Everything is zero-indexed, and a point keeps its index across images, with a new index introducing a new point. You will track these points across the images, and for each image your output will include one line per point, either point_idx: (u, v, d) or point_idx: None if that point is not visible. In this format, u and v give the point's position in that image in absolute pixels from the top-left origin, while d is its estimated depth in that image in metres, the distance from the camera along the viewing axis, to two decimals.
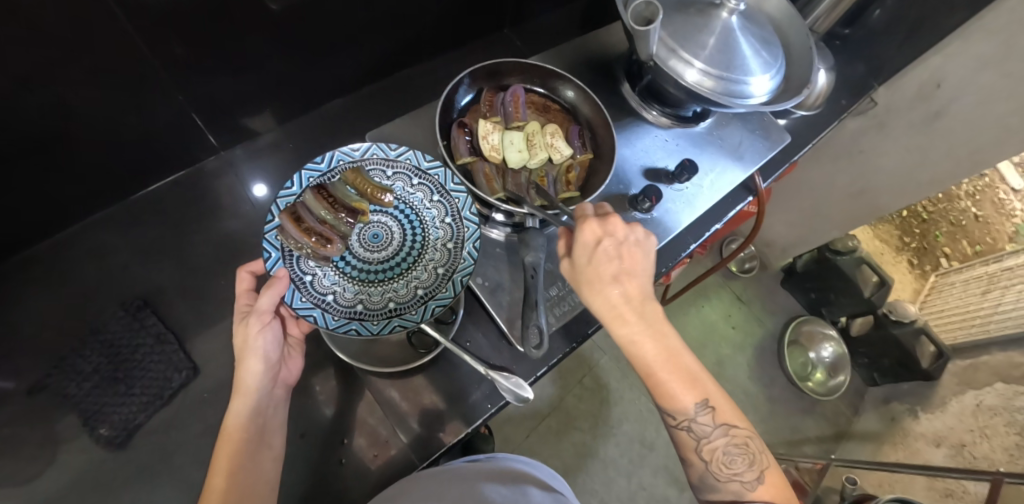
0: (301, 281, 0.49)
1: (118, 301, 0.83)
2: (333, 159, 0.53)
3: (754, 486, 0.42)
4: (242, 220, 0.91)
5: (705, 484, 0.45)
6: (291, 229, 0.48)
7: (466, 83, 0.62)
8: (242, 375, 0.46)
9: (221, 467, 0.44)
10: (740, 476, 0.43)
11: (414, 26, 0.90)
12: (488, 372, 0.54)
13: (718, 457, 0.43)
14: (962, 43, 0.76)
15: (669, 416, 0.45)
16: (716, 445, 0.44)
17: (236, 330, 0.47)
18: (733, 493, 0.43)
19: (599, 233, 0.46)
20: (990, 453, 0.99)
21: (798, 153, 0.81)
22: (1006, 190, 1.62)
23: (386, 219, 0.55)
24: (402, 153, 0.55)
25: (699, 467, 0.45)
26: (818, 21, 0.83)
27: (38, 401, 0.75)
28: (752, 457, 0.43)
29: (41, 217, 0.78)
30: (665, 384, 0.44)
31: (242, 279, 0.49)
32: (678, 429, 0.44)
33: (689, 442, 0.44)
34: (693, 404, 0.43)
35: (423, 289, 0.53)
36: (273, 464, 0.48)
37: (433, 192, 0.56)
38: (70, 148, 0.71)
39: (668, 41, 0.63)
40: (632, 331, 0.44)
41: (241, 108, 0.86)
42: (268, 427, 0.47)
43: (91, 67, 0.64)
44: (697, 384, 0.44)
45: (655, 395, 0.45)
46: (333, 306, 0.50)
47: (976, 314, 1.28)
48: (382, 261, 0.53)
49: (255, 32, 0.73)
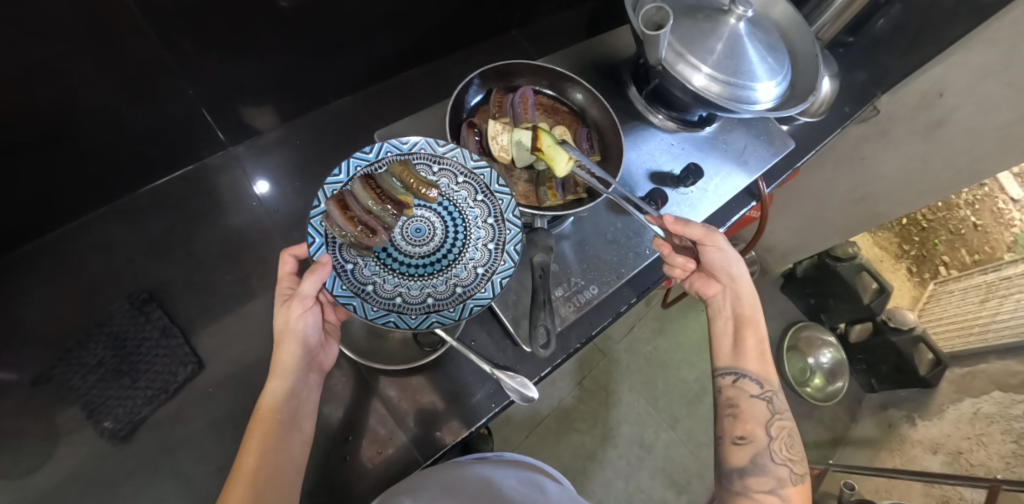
0: (343, 268, 0.49)
1: (123, 295, 0.83)
2: (382, 150, 0.54)
3: (796, 478, 0.49)
4: (247, 216, 0.91)
5: (756, 465, 0.48)
6: (338, 217, 0.48)
7: (476, 83, 0.63)
8: (281, 356, 0.46)
9: (254, 444, 0.43)
10: (793, 463, 0.49)
11: (422, 25, 0.91)
12: (494, 372, 0.54)
13: (780, 439, 0.50)
14: (964, 54, 0.76)
15: (756, 383, 0.52)
16: (782, 426, 0.51)
17: (276, 312, 0.47)
18: (782, 475, 0.48)
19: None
20: (987, 460, 1.00)
21: (801, 160, 0.82)
22: (1006, 199, 1.64)
23: (429, 215, 0.55)
24: (450, 151, 0.55)
25: (759, 443, 0.49)
26: (823, 28, 0.84)
27: (43, 392, 0.75)
28: (801, 451, 0.51)
29: (49, 208, 0.78)
30: (756, 352, 0.54)
31: (286, 262, 0.48)
32: (757, 397, 0.52)
33: (762, 414, 0.51)
34: (773, 379, 0.53)
35: (462, 287, 0.53)
36: (302, 448, 0.46)
37: (476, 192, 0.56)
38: (79, 139, 0.71)
39: (677, 46, 0.64)
40: (750, 302, 0.55)
41: (249, 104, 0.86)
42: (301, 410, 0.47)
43: (104, 60, 0.65)
44: (772, 371, 0.53)
45: (745, 359, 0.54)
46: (373, 297, 0.50)
47: (973, 322, 1.29)
48: (422, 257, 0.53)
49: (266, 28, 0.74)
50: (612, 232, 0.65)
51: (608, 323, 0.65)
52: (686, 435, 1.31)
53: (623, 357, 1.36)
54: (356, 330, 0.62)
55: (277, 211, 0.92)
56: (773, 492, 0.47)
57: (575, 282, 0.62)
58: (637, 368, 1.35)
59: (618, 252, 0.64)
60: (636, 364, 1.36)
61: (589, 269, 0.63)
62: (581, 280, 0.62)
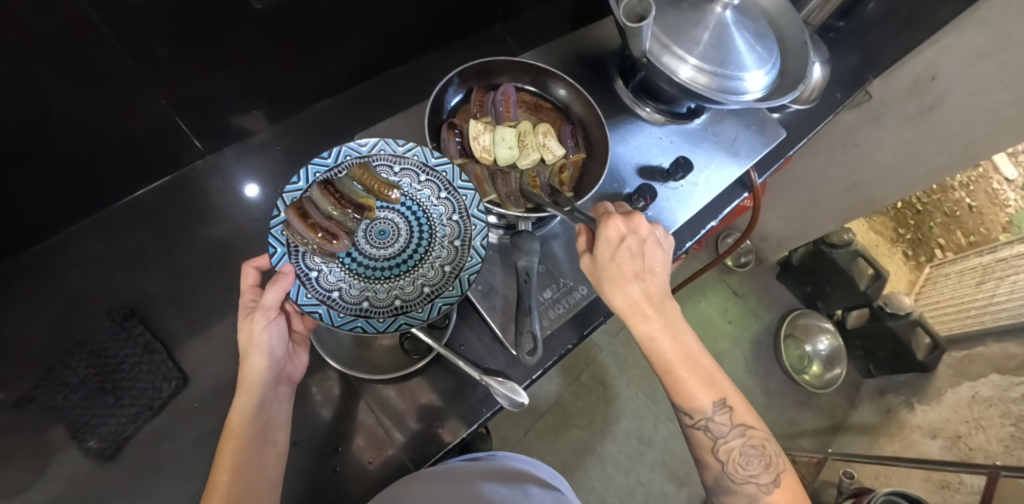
0: (307, 277, 0.48)
1: (106, 310, 0.81)
2: (341, 154, 0.51)
3: (767, 490, 0.44)
4: (231, 224, 0.90)
5: (720, 487, 0.46)
6: (297, 225, 0.47)
7: (455, 83, 0.61)
8: (247, 370, 0.46)
9: (226, 462, 0.44)
10: (757, 477, 0.44)
11: (403, 22, 0.89)
12: (483, 378, 0.53)
13: (734, 458, 0.45)
14: (956, 36, 0.75)
15: (687, 415, 0.46)
16: (733, 445, 0.45)
17: (239, 326, 0.47)
18: (749, 494, 0.44)
19: (623, 232, 0.45)
20: (985, 444, 1.01)
21: (793, 148, 0.80)
22: (1000, 180, 1.57)
23: (392, 216, 0.54)
24: (410, 149, 0.54)
25: (714, 468, 0.46)
26: (812, 14, 0.82)
27: (27, 413, 0.74)
28: (768, 459, 0.44)
29: (24, 226, 0.76)
30: (683, 383, 0.45)
31: (247, 274, 0.48)
32: (695, 428, 0.46)
33: (706, 442, 0.46)
34: (709, 402, 0.45)
35: (429, 287, 0.52)
36: (276, 461, 0.47)
37: (440, 189, 0.54)
38: (52, 155, 0.70)
39: (662, 37, 0.62)
40: (652, 329, 0.45)
41: (228, 110, 0.84)
42: (272, 425, 0.47)
43: (74, 72, 0.63)
44: (714, 385, 0.45)
45: (671, 392, 0.46)
46: (339, 303, 0.49)
47: (970, 305, 1.28)
48: (387, 259, 0.52)
49: (241, 32, 0.72)
50: None
51: (602, 321, 0.63)
52: None
53: (620, 352, 1.35)
54: (343, 339, 0.61)
55: (261, 218, 0.90)
56: None
57: (565, 283, 0.60)
58: (634, 362, 1.35)
59: None
60: (632, 359, 1.35)
61: (580, 269, 0.61)
62: (572, 280, 0.61)
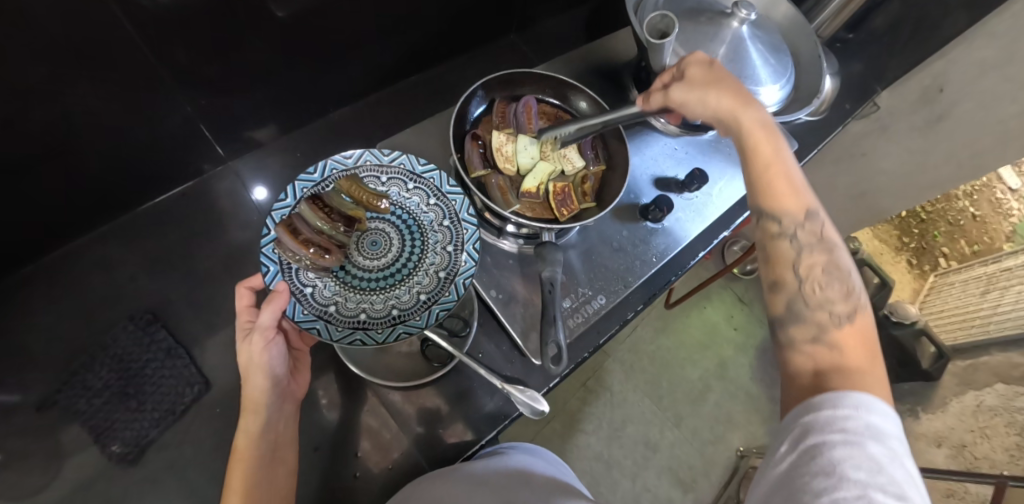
0: (301, 292, 0.50)
1: (126, 315, 0.82)
2: (326, 169, 0.54)
3: (842, 321, 0.37)
4: (250, 230, 0.90)
5: (791, 315, 0.39)
6: (289, 242, 0.48)
7: (479, 94, 0.62)
8: (249, 392, 0.47)
9: (235, 486, 0.45)
10: (834, 303, 0.38)
11: (422, 29, 0.89)
12: (503, 386, 0.54)
13: (816, 275, 0.39)
14: (966, 49, 0.77)
15: (772, 222, 0.42)
16: (816, 263, 0.40)
17: (238, 349, 0.47)
18: (820, 323, 0.37)
19: (709, 58, 0.50)
20: (990, 453, 1.03)
21: (805, 159, 0.80)
22: (1003, 189, 1.62)
23: (384, 226, 0.55)
24: (395, 159, 0.56)
25: (791, 288, 0.40)
26: (822, 26, 0.85)
27: (48, 416, 0.74)
28: (849, 289, 0.39)
29: (46, 230, 0.77)
30: (772, 179, 0.43)
31: (241, 295, 0.49)
32: (778, 238, 0.41)
33: (787, 256, 0.41)
34: (799, 207, 0.41)
35: (425, 295, 0.53)
36: (286, 476, 0.49)
37: (429, 196, 0.56)
38: (75, 160, 0.70)
39: (679, 51, 0.63)
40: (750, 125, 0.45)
41: (249, 118, 0.85)
42: (279, 442, 0.48)
43: (99, 78, 0.64)
44: (802, 192, 0.42)
45: (758, 193, 0.43)
46: (335, 316, 0.50)
47: (976, 314, 1.29)
48: (380, 269, 0.53)
49: (262, 39, 0.72)
50: (619, 240, 0.65)
51: (616, 330, 0.63)
52: (690, 433, 1.31)
53: (627, 358, 1.36)
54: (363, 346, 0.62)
55: None
56: (818, 341, 0.36)
57: (582, 292, 0.61)
58: (642, 368, 1.36)
59: (625, 260, 0.64)
60: (639, 364, 1.36)
61: (596, 278, 0.62)
62: (589, 290, 0.62)
